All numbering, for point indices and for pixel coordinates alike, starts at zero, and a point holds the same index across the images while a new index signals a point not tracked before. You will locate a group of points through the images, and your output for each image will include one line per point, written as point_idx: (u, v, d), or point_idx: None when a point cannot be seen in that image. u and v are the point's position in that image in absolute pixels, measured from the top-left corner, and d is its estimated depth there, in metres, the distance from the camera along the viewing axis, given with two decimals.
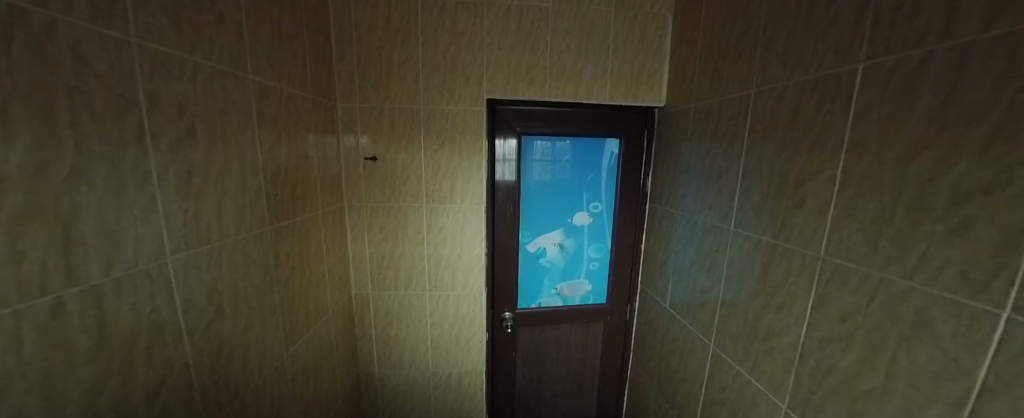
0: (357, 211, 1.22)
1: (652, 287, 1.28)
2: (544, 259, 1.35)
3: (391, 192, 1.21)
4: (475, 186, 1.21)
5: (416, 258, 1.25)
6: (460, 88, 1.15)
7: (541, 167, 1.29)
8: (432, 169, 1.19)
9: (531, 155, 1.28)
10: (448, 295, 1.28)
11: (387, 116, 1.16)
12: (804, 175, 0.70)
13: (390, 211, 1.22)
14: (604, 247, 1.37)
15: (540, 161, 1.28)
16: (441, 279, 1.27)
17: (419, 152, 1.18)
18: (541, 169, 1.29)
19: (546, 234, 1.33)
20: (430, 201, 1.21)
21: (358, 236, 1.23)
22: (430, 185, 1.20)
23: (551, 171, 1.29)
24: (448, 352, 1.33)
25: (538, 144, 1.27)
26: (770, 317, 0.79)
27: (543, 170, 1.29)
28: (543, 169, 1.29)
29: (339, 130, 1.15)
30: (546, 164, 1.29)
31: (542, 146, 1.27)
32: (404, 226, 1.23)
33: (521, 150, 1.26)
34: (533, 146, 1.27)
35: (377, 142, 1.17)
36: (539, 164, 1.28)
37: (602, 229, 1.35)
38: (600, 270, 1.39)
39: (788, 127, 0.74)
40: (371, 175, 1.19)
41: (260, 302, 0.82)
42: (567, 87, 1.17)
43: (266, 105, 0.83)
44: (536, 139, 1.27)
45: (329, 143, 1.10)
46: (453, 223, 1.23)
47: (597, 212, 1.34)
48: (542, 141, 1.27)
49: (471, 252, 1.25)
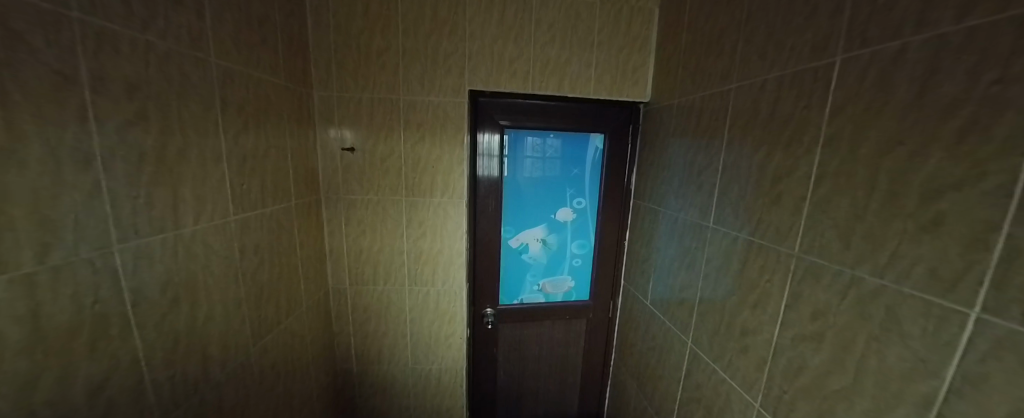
0: (334, 203, 1.19)
1: (634, 284, 1.27)
2: (526, 255, 1.32)
3: (370, 184, 1.18)
4: (456, 181, 1.18)
5: (396, 253, 1.23)
6: (441, 79, 1.13)
7: (529, 163, 1.26)
8: (412, 162, 1.16)
9: (520, 151, 1.25)
10: (428, 291, 1.26)
11: (365, 107, 1.13)
12: (781, 170, 0.69)
13: (369, 204, 1.19)
14: (586, 244, 1.35)
15: (529, 157, 1.26)
16: (420, 275, 1.24)
17: (400, 144, 1.15)
18: (528, 165, 1.26)
19: (529, 230, 1.31)
20: (410, 195, 1.18)
21: (335, 230, 1.20)
22: (409, 179, 1.18)
23: (535, 165, 1.27)
24: (428, 349, 1.31)
25: (528, 140, 1.25)
26: (746, 315, 0.78)
27: (529, 166, 1.26)
28: (530, 165, 1.26)
29: (315, 120, 1.12)
30: (534, 160, 1.26)
31: (531, 142, 1.25)
32: (384, 220, 1.20)
33: (509, 146, 1.24)
34: (521, 141, 1.25)
35: (355, 133, 1.14)
36: (528, 160, 1.26)
37: (585, 225, 1.34)
38: (584, 267, 1.37)
39: (766, 122, 0.73)
40: (349, 166, 1.16)
41: (222, 295, 0.79)
42: (551, 80, 1.15)
43: (232, 91, 0.80)
44: (526, 136, 1.24)
45: (303, 133, 1.06)
46: (434, 217, 1.20)
47: (581, 208, 1.32)
48: (532, 138, 1.25)
49: (452, 248, 1.23)
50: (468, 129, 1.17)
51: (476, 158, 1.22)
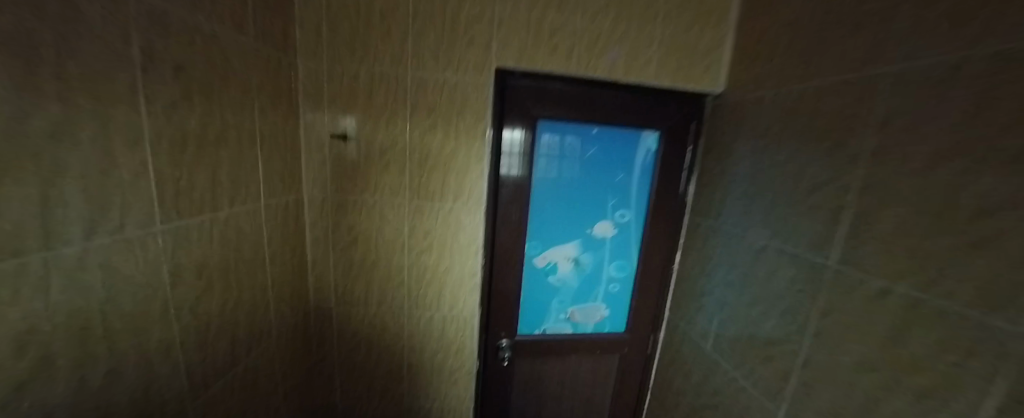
0: (319, 205, 0.94)
1: (688, 319, 1.03)
2: (554, 277, 1.08)
3: (365, 183, 0.93)
4: (476, 184, 0.93)
5: (393, 270, 0.98)
6: (462, 52, 0.87)
7: (543, 162, 1.01)
8: (419, 157, 0.92)
9: (537, 148, 0.99)
10: (432, 317, 1.02)
11: (363, 83, 0.88)
12: (996, 200, 0.44)
13: (362, 208, 0.94)
14: (627, 266, 1.10)
15: (543, 155, 1.00)
16: (423, 297, 1.00)
17: (407, 133, 0.90)
18: (542, 164, 1.01)
19: (558, 246, 1.06)
20: (414, 198, 0.94)
21: (319, 237, 0.96)
22: (414, 179, 0.93)
23: (555, 167, 1.01)
24: (428, 386, 1.07)
25: (545, 137, 0.99)
26: (898, 404, 0.53)
27: (544, 166, 1.01)
28: (544, 165, 1.01)
29: (296, 98, 0.87)
30: (547, 159, 1.00)
31: (547, 139, 0.99)
32: (381, 228, 0.96)
33: (526, 143, 0.97)
34: (540, 137, 0.99)
35: (349, 116, 0.89)
36: (556, 161, 1.01)
37: (627, 244, 1.09)
38: (621, 293, 1.13)
39: (958, 124, 0.48)
40: (339, 159, 0.92)
41: (137, 343, 0.53)
42: (600, 60, 0.90)
43: (167, 42, 0.54)
44: (544, 132, 0.99)
45: (280, 111, 0.81)
46: (444, 227, 0.96)
47: (623, 223, 1.08)
48: (548, 135, 0.99)
49: (464, 266, 0.99)
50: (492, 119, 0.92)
51: (498, 156, 0.97)
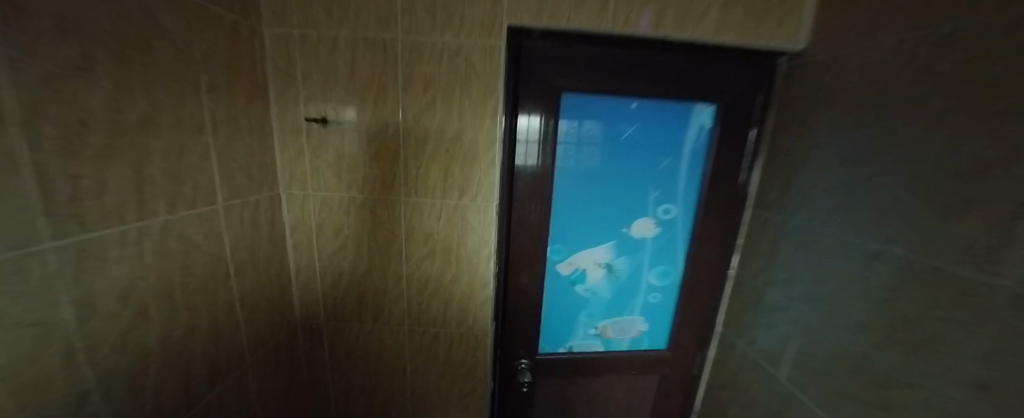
0: (300, 204, 0.78)
1: (752, 338, 0.84)
2: (582, 286, 0.90)
3: (351, 177, 0.76)
4: (486, 178, 0.75)
5: (391, 280, 0.83)
6: (465, 6, 0.68)
7: (561, 153, 0.81)
8: (415, 143, 0.74)
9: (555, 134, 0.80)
10: (437, 335, 0.86)
11: (343, 52, 0.70)
12: None
13: (350, 207, 0.78)
14: (671, 272, 0.92)
15: (561, 145, 0.81)
16: (427, 312, 0.84)
17: (400, 115, 0.72)
18: (560, 154, 0.81)
19: (587, 250, 0.88)
20: (411, 195, 0.76)
21: (302, 243, 0.81)
22: (409, 171, 0.75)
23: (577, 158, 0.82)
24: (435, 412, 0.92)
25: (563, 124, 0.80)
26: None
27: (562, 157, 0.82)
28: (563, 156, 0.82)
29: (261, 72, 0.70)
30: (565, 148, 0.81)
31: (565, 127, 0.80)
32: (373, 231, 0.79)
33: (542, 128, 0.78)
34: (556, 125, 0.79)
35: (329, 95, 0.72)
36: (583, 149, 0.82)
37: (671, 245, 0.90)
38: (663, 304, 0.94)
39: None
40: (319, 148, 0.75)
41: (17, 409, 0.38)
42: (644, 13, 0.69)
43: None
44: (564, 117, 0.79)
45: (237, 89, 0.65)
46: (447, 228, 0.79)
47: (667, 220, 0.88)
48: (567, 121, 0.80)
49: (474, 276, 0.81)
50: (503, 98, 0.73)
51: (507, 146, 0.78)
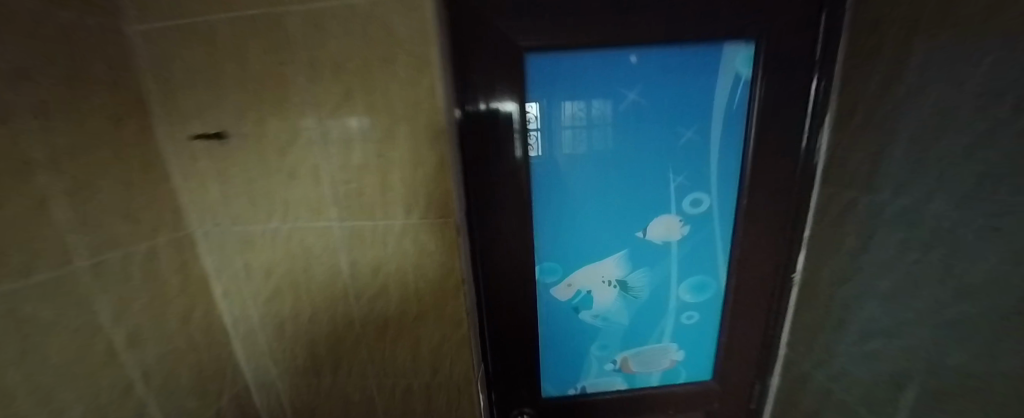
0: (219, 244, 0.62)
1: (844, 369, 0.61)
2: (588, 312, 0.69)
3: (269, 203, 0.58)
4: (439, 188, 0.55)
5: (342, 326, 0.65)
6: None
7: (568, 140, 0.60)
8: (335, 149, 0.54)
9: (557, 120, 0.59)
10: (410, 386, 0.69)
11: (225, 41, 0.51)
12: None
13: (275, 241, 0.61)
14: (710, 283, 0.70)
15: (569, 128, 0.60)
16: (392, 361, 0.67)
17: (309, 115, 0.53)
18: (568, 139, 0.60)
19: (592, 265, 0.67)
20: (346, 218, 0.58)
21: (232, 290, 0.65)
22: (336, 189, 0.56)
23: (588, 146, 0.61)
24: None
25: (566, 106, 0.59)
26: None
27: (570, 145, 0.60)
28: (570, 143, 0.60)
29: (125, 81, 0.52)
30: (575, 133, 0.60)
31: (571, 110, 0.59)
32: (310, 269, 0.62)
33: (541, 117, 0.59)
34: (557, 109, 0.59)
35: (218, 101, 0.54)
36: (595, 131, 0.60)
37: (705, 246, 0.68)
38: (702, 323, 0.73)
39: None
40: (223, 172, 0.57)
41: None
42: None
43: None
44: (564, 97, 0.58)
45: (87, 109, 0.47)
46: (397, 257, 0.59)
47: (697, 215, 0.66)
48: (572, 102, 0.58)
49: (443, 314, 0.63)
50: (444, 76, 0.52)
51: (463, 142, 0.57)
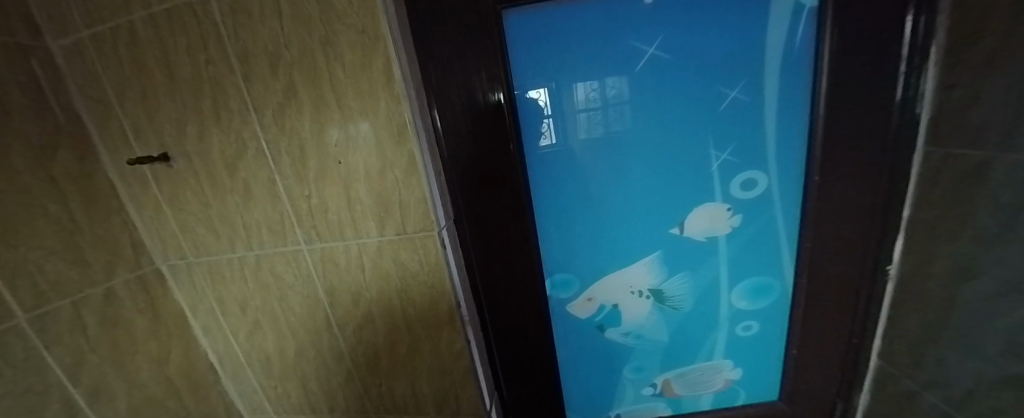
0: (188, 277, 0.56)
1: (978, 391, 0.45)
2: (616, 328, 0.59)
3: (229, 229, 0.51)
4: (414, 195, 0.44)
5: (331, 360, 0.57)
6: None
7: (584, 124, 0.48)
8: (289, 161, 0.45)
9: (567, 105, 0.47)
10: None
11: (147, 45, 0.43)
12: None
13: (244, 270, 0.53)
14: (773, 286, 0.57)
15: (583, 113, 0.47)
16: (390, 396, 0.58)
17: (251, 122, 0.44)
18: (582, 125, 0.48)
19: (620, 275, 0.56)
20: (314, 239, 0.49)
21: (212, 326, 0.59)
22: (297, 206, 0.47)
23: (609, 132, 0.48)
24: None
25: (579, 89, 0.46)
26: None
27: (586, 129, 0.48)
28: (587, 128, 0.48)
29: (53, 104, 0.45)
30: (590, 116, 0.47)
31: (584, 92, 0.46)
32: (285, 300, 0.54)
33: (550, 100, 0.47)
34: (567, 92, 0.46)
35: (153, 117, 0.46)
36: (617, 114, 0.47)
37: (763, 240, 0.54)
38: (762, 332, 0.60)
39: None
40: (175, 199, 0.50)
41: None
42: None
43: None
44: (574, 77, 0.45)
45: (5, 140, 0.40)
46: (377, 281, 0.50)
47: (751, 201, 0.52)
48: (585, 82, 0.46)
49: (439, 343, 0.53)
50: (400, 53, 0.41)
51: (442, 138, 0.46)
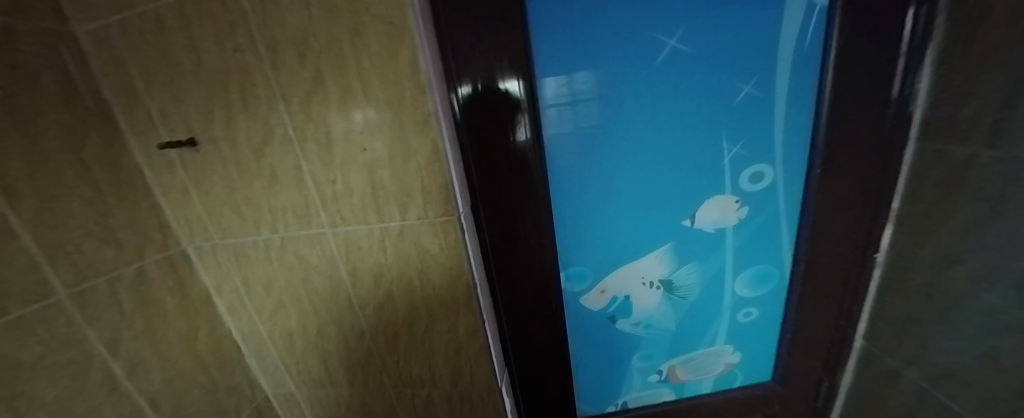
0: (213, 258, 0.58)
1: (952, 366, 0.49)
2: (626, 318, 0.62)
3: (254, 212, 0.53)
4: (436, 181, 0.47)
5: (352, 338, 0.60)
6: None
7: (553, 118, 0.50)
8: (314, 147, 0.47)
9: (538, 99, 0.49)
10: (430, 397, 0.63)
11: (174, 32, 0.44)
12: None
13: (269, 251, 0.55)
14: (773, 273, 0.61)
15: (553, 107, 0.49)
16: (408, 372, 0.62)
17: (278, 109, 0.45)
18: (553, 120, 0.50)
19: (631, 267, 0.59)
20: (337, 223, 0.51)
21: (236, 305, 0.62)
22: (322, 191, 0.49)
23: (579, 127, 0.50)
24: None
25: (548, 84, 0.48)
26: None
27: (557, 124, 0.50)
28: (557, 122, 0.50)
29: (82, 90, 0.46)
30: (561, 111, 0.49)
31: (553, 87, 0.48)
32: (308, 280, 0.56)
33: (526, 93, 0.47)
34: (537, 86, 0.48)
35: (181, 103, 0.47)
36: (586, 109, 0.49)
37: (766, 228, 0.57)
38: (763, 319, 0.65)
39: None
40: (201, 183, 0.52)
41: None
42: None
43: None
44: (545, 72, 0.47)
45: (41, 124, 0.41)
46: (398, 263, 0.52)
47: (758, 191, 0.54)
48: (555, 78, 0.48)
49: (457, 322, 0.56)
50: (426, 44, 0.42)
51: (462, 127, 0.48)
